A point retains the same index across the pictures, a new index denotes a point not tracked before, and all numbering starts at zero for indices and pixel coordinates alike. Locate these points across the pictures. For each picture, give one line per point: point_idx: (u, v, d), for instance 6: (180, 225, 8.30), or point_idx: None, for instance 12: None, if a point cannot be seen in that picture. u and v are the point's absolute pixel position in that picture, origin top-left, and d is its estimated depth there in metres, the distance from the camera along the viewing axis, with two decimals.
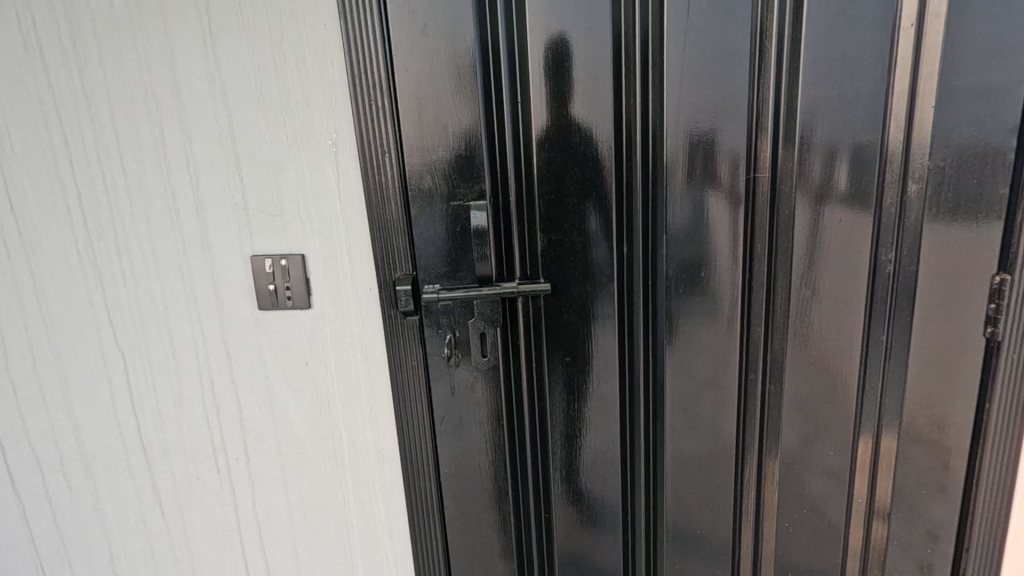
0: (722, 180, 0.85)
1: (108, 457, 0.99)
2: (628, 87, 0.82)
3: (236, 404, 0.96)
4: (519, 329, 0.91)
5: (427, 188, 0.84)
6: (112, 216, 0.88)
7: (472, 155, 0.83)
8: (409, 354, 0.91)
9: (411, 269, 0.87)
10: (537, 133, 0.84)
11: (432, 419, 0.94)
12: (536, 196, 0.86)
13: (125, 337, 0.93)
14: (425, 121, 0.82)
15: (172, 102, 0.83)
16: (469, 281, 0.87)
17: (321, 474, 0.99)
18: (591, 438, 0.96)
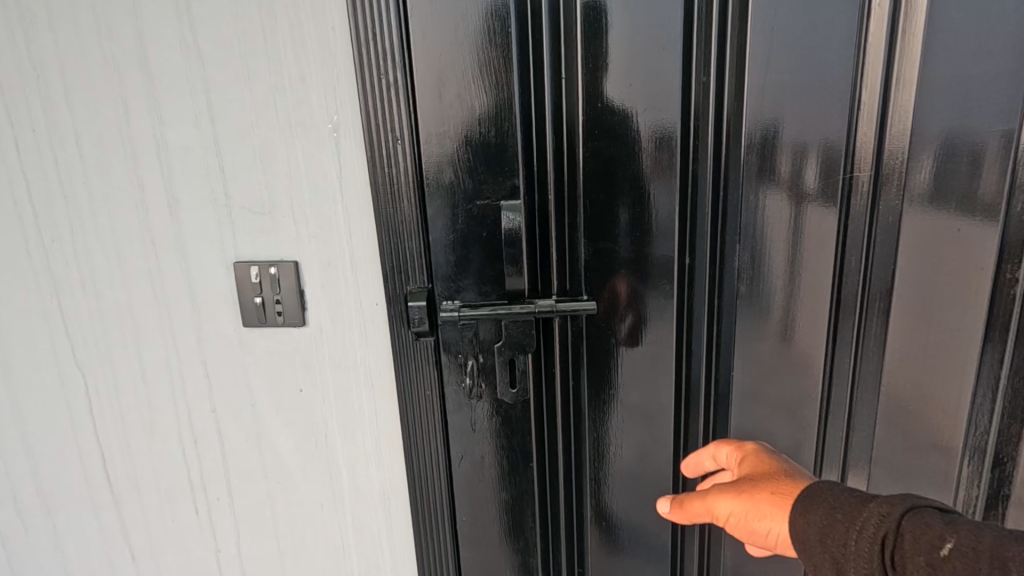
0: (811, 179, 0.69)
1: (69, 492, 0.85)
2: (698, 61, 0.67)
3: (217, 435, 0.82)
4: (554, 355, 0.76)
5: (448, 183, 0.69)
6: (68, 213, 0.73)
7: (504, 143, 0.68)
8: (421, 386, 0.76)
9: (426, 283, 0.72)
10: (584, 116, 0.69)
11: (448, 459, 0.79)
12: (580, 194, 0.71)
13: (87, 355, 0.79)
14: (446, 100, 0.67)
15: (138, 75, 0.68)
16: (496, 297, 0.73)
17: (316, 518, 0.84)
18: (637, 481, 0.81)
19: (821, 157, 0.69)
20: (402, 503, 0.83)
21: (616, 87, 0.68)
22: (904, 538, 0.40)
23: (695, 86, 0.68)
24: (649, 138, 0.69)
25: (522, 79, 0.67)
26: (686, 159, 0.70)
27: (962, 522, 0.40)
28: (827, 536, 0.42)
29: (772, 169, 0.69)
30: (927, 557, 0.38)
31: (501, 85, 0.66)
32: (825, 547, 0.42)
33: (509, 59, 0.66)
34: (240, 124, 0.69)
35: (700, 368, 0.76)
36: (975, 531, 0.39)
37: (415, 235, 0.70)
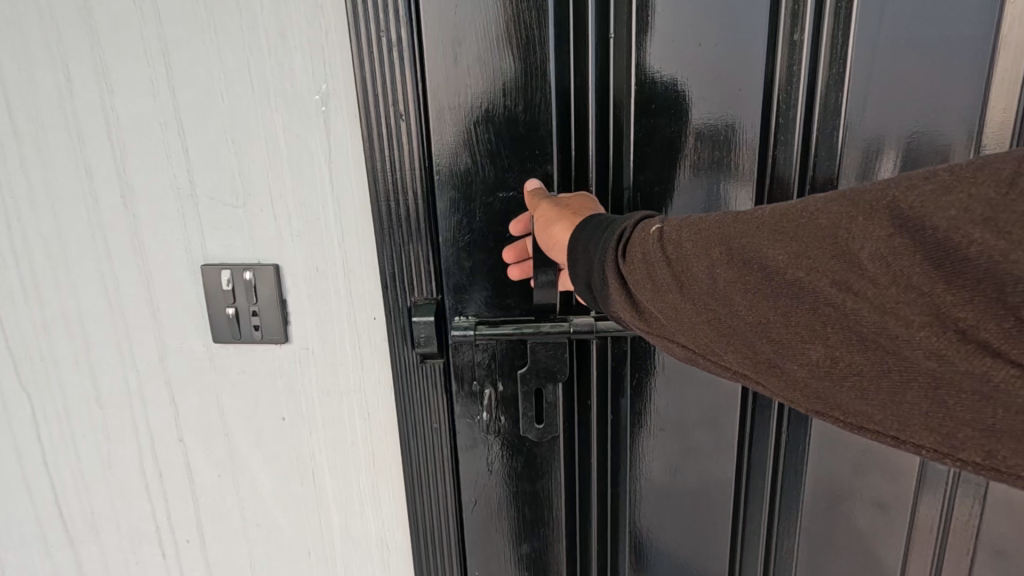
0: (928, 171, 0.55)
1: (18, 528, 0.73)
2: (785, 19, 0.53)
3: (185, 470, 0.69)
4: (590, 382, 0.62)
5: (464, 171, 0.55)
6: (4, 204, 0.60)
7: (535, 120, 0.54)
8: (428, 418, 0.62)
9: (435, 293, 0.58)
10: (636, 87, 0.54)
11: (459, 506, 0.66)
12: (629, 187, 0.57)
13: (32, 375, 0.66)
14: (463, 64, 0.53)
15: (81, 33, 0.54)
16: (518, 312, 0.59)
17: (302, 568, 0.71)
18: (684, 534, 0.68)
19: (937, 141, 0.54)
20: (403, 554, 0.70)
21: (680, 51, 0.53)
22: (633, 233, 0.41)
23: (779, 47, 0.54)
24: (723, 117, 0.55)
25: (560, 38, 0.53)
26: (764, 144, 0.56)
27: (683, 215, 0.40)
28: (585, 228, 0.44)
29: (880, 157, 0.55)
30: (644, 234, 0.40)
31: (532, 45, 0.52)
32: (579, 236, 0.44)
33: (545, 10, 0.52)
34: (207, 96, 0.55)
35: (770, 402, 0.62)
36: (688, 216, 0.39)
37: (422, 235, 0.57)
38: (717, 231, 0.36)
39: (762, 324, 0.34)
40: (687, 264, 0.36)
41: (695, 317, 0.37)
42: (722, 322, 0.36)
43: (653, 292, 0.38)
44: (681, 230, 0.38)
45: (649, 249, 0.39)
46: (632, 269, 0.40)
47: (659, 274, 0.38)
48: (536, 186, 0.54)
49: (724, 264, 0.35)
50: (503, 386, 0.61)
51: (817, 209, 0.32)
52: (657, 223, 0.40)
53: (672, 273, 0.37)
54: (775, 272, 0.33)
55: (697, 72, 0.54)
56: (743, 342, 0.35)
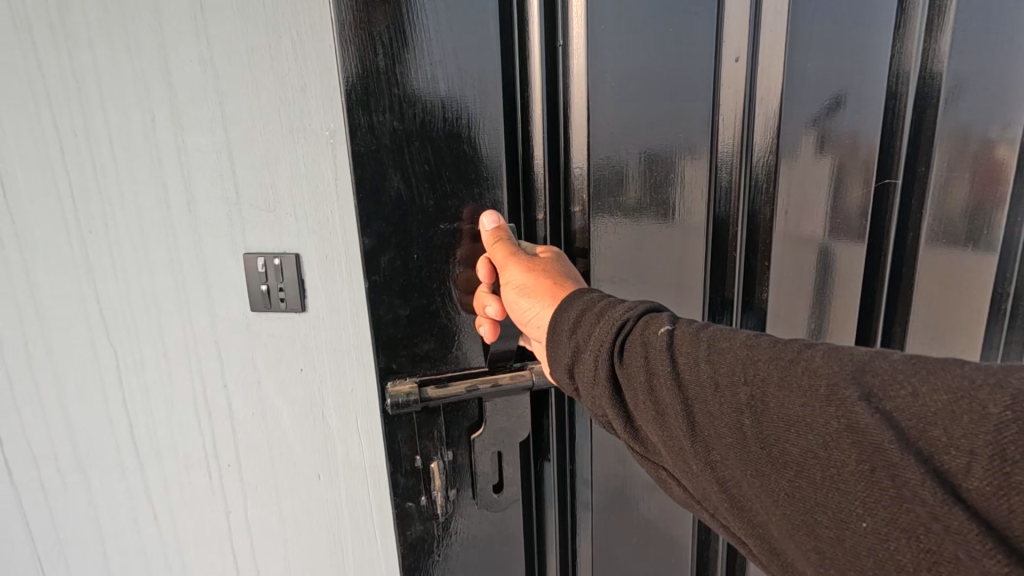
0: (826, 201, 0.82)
1: (101, 454, 0.96)
2: (675, 80, 0.75)
3: (227, 408, 0.91)
4: (537, 430, 0.86)
5: (402, 194, 0.70)
6: (103, 206, 0.83)
7: (484, 154, 0.72)
8: (407, 490, 0.81)
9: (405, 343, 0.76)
10: (580, 129, 0.75)
11: (410, 548, 0.83)
12: (568, 202, 0.78)
13: (117, 334, 0.89)
14: (422, 111, 0.69)
15: (163, 87, 0.77)
16: (470, 367, 0.79)
17: (312, 487, 0.92)
18: (611, 537, 0.92)
19: (769, 165, 0.80)
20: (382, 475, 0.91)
21: (616, 103, 0.74)
22: (644, 359, 0.55)
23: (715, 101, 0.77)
24: (615, 159, 0.76)
25: (507, 88, 0.72)
26: (629, 187, 0.77)
27: (700, 343, 0.53)
28: (571, 317, 0.61)
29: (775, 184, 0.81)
30: (656, 359, 0.54)
31: (481, 101, 0.70)
32: (567, 318, 0.61)
33: (491, 68, 0.70)
34: (252, 132, 0.77)
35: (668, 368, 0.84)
36: (704, 351, 0.52)
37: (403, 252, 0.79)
38: (742, 379, 0.49)
39: (771, 484, 0.46)
40: (705, 405, 0.51)
41: (705, 469, 0.51)
42: (732, 467, 0.49)
43: (668, 426, 0.53)
44: (698, 364, 0.52)
45: (651, 377, 0.54)
46: (633, 384, 0.55)
47: (666, 403, 0.53)
48: (492, 220, 0.72)
49: (748, 416, 0.48)
50: (456, 467, 0.83)
51: (895, 384, 0.42)
52: (663, 326, 0.55)
53: (690, 411, 0.51)
54: (812, 453, 0.44)
55: (616, 113, 0.74)
56: (740, 488, 0.49)
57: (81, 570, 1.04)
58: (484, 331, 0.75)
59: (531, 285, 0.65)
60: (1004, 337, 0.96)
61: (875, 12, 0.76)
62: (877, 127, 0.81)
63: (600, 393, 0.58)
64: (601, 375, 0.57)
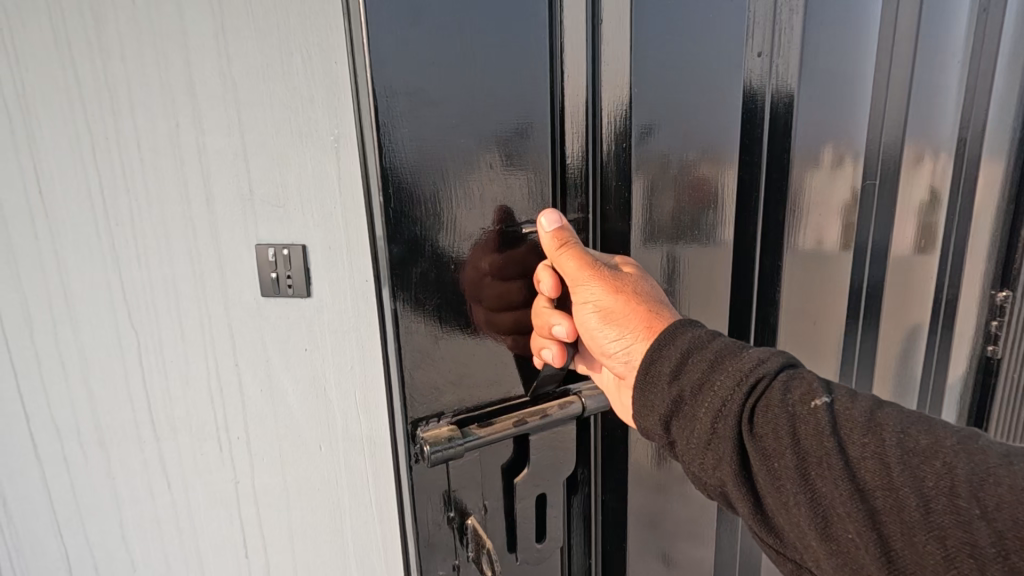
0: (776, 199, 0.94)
1: (120, 427, 1.05)
2: (677, 81, 0.79)
3: (238, 385, 1.00)
4: (577, 463, 0.83)
5: (443, 192, 0.64)
6: (128, 201, 0.93)
7: (524, 144, 0.68)
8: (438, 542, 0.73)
9: (443, 370, 0.69)
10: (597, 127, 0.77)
11: None
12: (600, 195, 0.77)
13: (138, 316, 0.98)
14: (467, 95, 0.63)
15: (186, 97, 0.87)
16: (506, 399, 0.75)
17: (314, 458, 1.02)
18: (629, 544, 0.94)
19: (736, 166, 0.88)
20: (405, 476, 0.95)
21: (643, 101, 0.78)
22: (808, 444, 0.53)
23: (717, 107, 0.84)
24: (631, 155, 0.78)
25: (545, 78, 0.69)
26: (657, 190, 0.81)
27: (879, 432, 0.52)
28: (677, 360, 0.62)
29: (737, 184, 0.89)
30: (807, 435, 0.54)
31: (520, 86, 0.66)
32: (700, 381, 0.60)
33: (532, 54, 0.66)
34: (266, 137, 0.87)
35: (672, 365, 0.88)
36: (884, 442, 0.51)
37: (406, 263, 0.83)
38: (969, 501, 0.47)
39: None
40: (894, 509, 0.49)
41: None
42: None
43: (839, 524, 0.51)
44: (874, 452, 0.51)
45: (803, 455, 0.53)
46: (765, 449, 0.55)
47: (816, 481, 0.52)
48: (556, 223, 0.68)
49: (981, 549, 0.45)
50: (493, 521, 0.75)
51: None
52: (822, 401, 0.55)
53: (868, 509, 0.50)
54: None
55: (641, 103, 0.76)
56: None
57: (98, 537, 1.13)
58: (549, 354, 0.72)
59: (615, 302, 0.66)
60: (916, 305, 1.24)
61: (819, 38, 0.91)
62: (827, 135, 0.97)
63: (721, 456, 0.57)
64: (728, 439, 0.57)
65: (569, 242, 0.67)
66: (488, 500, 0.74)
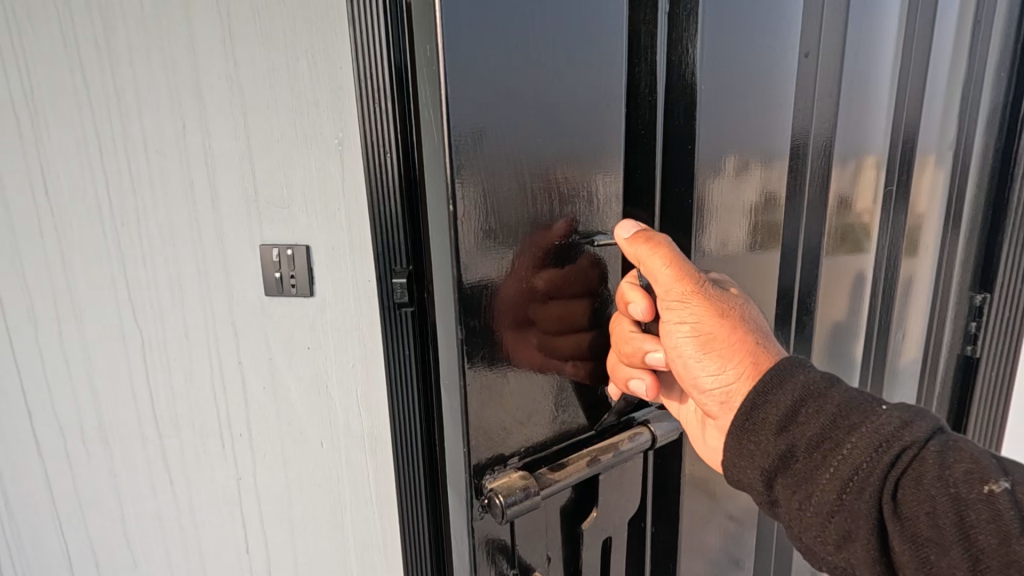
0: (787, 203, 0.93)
1: (122, 424, 1.07)
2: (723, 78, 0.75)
3: (242, 383, 1.02)
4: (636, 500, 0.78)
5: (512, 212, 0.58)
6: (135, 202, 0.94)
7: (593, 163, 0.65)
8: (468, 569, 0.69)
9: (510, 411, 0.62)
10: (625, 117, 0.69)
11: None
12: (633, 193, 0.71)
13: (143, 315, 1.00)
14: (537, 106, 0.58)
15: (194, 100, 0.89)
16: (570, 434, 0.69)
17: (316, 454, 1.04)
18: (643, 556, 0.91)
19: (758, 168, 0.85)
20: (416, 472, 0.98)
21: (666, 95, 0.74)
22: (964, 525, 0.45)
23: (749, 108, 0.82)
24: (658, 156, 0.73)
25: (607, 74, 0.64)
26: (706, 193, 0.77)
27: None
28: (795, 406, 0.55)
29: None
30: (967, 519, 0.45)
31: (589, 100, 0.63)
32: (818, 440, 0.53)
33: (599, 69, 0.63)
34: (271, 140, 0.89)
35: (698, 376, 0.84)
36: None
37: (419, 274, 0.83)
38: None
39: None
40: None
41: None
42: None
43: None
44: None
45: (959, 542, 0.45)
46: (913, 533, 0.48)
47: (981, 555, 0.44)
48: (636, 233, 0.64)
49: None
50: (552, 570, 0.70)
51: None
52: (988, 481, 0.45)
53: None
54: None
55: (706, 102, 0.73)
56: None
57: (99, 533, 1.14)
58: (642, 386, 0.66)
59: (714, 325, 0.60)
60: (907, 308, 1.27)
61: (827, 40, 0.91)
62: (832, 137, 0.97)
63: (851, 531, 0.51)
64: (854, 509, 0.50)
65: (661, 254, 0.61)
66: (552, 551, 0.69)
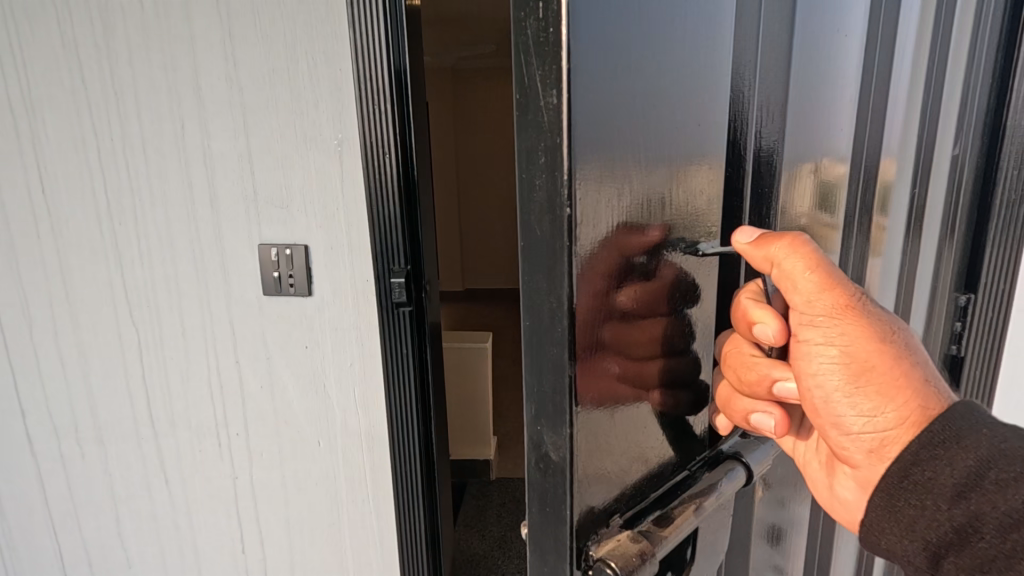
0: None
1: (117, 425, 1.06)
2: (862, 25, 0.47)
3: (239, 382, 1.02)
4: None
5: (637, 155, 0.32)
6: (132, 201, 0.94)
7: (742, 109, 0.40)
8: None
9: (611, 459, 0.34)
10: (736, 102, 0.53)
11: None
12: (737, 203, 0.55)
13: (139, 314, 1.00)
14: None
15: (193, 99, 0.89)
16: (670, 468, 0.40)
17: (312, 454, 1.04)
18: None
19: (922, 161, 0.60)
20: (412, 465, 1.01)
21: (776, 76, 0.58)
22: None
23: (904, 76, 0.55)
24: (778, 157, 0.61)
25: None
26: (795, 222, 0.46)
27: None
28: (974, 475, 0.28)
29: None
30: None
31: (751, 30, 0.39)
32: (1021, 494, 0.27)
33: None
34: (270, 140, 0.90)
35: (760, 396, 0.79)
36: None
37: (417, 274, 0.92)
38: None
39: None
40: None
41: None
42: None
43: None
44: None
45: None
46: None
47: None
48: (752, 237, 0.35)
49: None
50: None
51: None
52: None
53: None
54: None
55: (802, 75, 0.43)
56: None
57: (93, 534, 1.13)
58: (771, 423, 0.36)
59: (875, 348, 0.32)
60: None
61: None
62: None
63: None
64: None
65: (789, 236, 0.34)
66: None
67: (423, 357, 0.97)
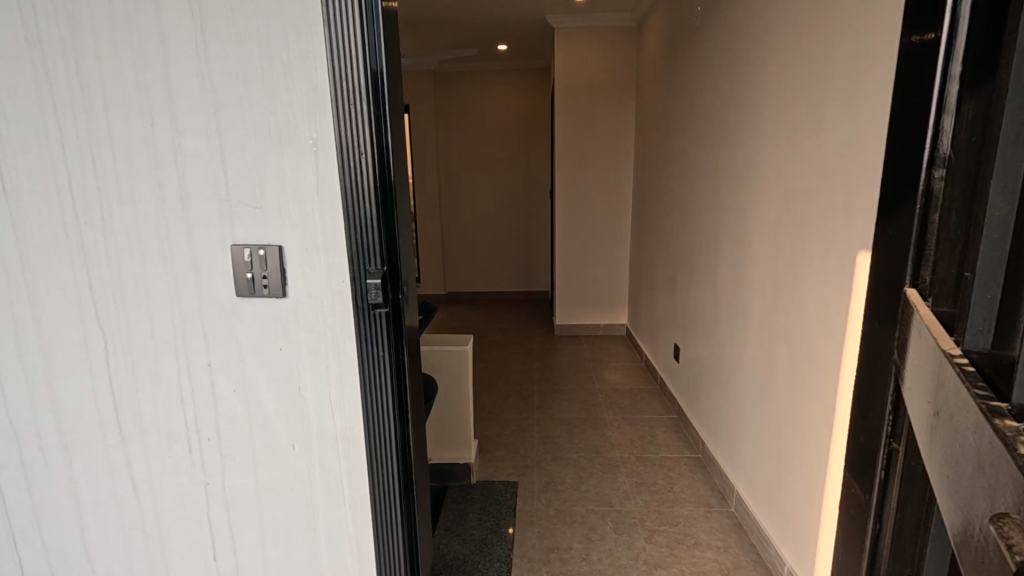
0: None
1: (83, 431, 1.03)
2: None
3: (210, 386, 1.00)
4: None
5: None
6: (99, 198, 0.92)
7: None
8: None
9: None
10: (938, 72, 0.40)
11: None
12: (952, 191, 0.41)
13: (106, 314, 0.97)
14: None
15: (163, 95, 0.87)
16: None
17: (286, 457, 1.03)
18: None
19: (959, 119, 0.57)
20: (388, 467, 1.00)
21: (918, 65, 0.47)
22: None
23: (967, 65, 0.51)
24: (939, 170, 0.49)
25: None
26: None
27: None
28: None
29: None
30: None
31: None
32: None
33: None
34: (245, 139, 0.88)
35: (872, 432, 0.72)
36: None
37: (393, 274, 0.92)
38: None
39: None
40: None
41: None
42: None
43: None
44: None
45: None
46: None
47: None
48: None
49: None
50: None
51: None
52: None
53: None
54: None
55: None
56: None
57: (56, 545, 1.10)
58: None
59: None
60: None
61: None
62: None
63: None
64: None
65: None
66: None
67: (400, 358, 0.96)
